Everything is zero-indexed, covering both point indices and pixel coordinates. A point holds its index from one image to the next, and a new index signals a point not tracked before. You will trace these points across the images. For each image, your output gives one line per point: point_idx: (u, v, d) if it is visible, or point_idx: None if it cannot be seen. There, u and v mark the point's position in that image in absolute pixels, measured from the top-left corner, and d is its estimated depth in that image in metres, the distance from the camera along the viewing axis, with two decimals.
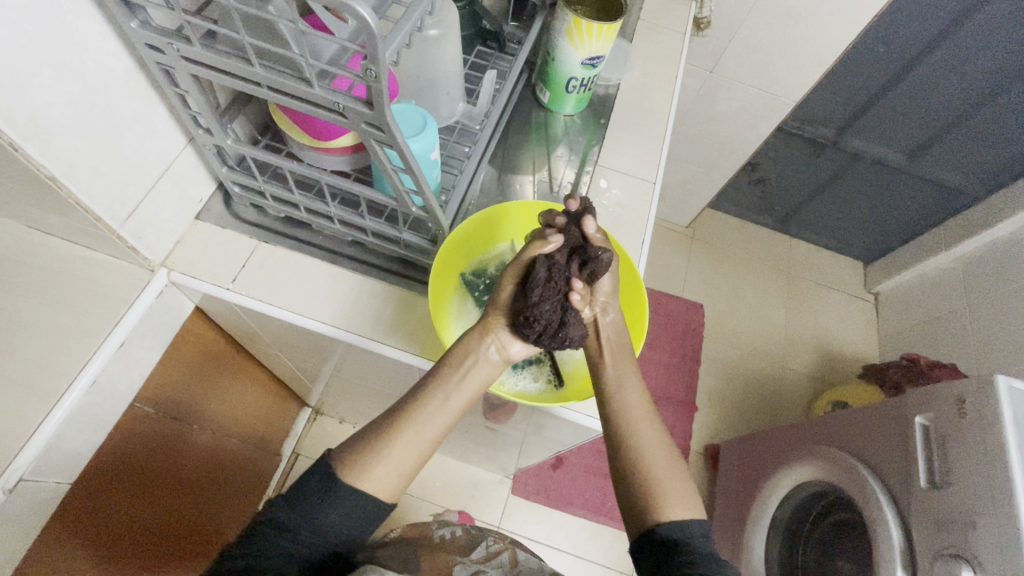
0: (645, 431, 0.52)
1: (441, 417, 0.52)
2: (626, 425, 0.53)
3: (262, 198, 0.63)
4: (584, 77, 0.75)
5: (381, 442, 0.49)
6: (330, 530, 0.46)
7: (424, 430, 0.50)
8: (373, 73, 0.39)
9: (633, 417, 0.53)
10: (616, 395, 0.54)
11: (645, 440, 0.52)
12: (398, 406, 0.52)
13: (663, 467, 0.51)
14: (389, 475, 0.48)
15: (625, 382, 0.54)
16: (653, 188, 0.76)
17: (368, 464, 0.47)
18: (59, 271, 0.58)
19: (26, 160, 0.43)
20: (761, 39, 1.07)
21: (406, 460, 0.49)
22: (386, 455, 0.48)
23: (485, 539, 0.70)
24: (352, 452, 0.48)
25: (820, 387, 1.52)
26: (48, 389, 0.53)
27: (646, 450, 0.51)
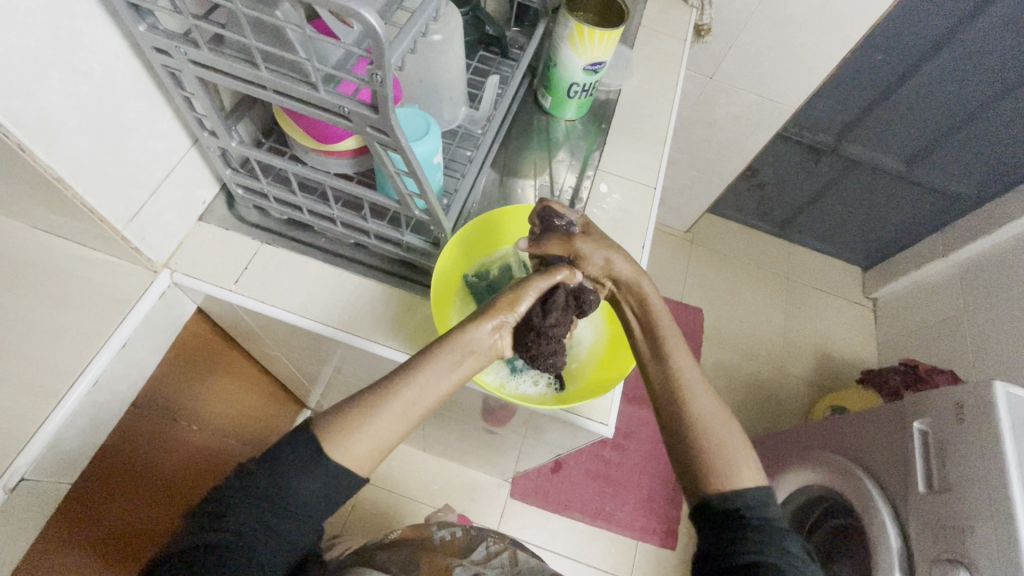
0: (694, 390, 0.49)
1: (426, 398, 0.48)
2: (673, 386, 0.50)
3: (266, 200, 0.63)
4: (585, 82, 0.76)
5: (357, 416, 0.46)
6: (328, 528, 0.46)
7: (407, 409, 0.47)
8: (379, 78, 0.39)
9: (682, 376, 0.50)
10: (659, 358, 0.52)
11: (696, 401, 0.49)
12: (381, 380, 0.48)
13: (719, 426, 0.48)
14: (364, 454, 0.46)
15: (669, 343, 0.52)
16: (653, 193, 0.77)
17: (343, 439, 0.45)
18: (62, 272, 0.58)
19: (32, 162, 0.44)
20: (761, 46, 1.08)
21: (383, 437, 0.46)
22: (362, 431, 0.45)
23: (485, 539, 0.70)
24: (330, 423, 0.45)
25: (819, 391, 1.53)
26: (50, 388, 0.53)
27: (696, 409, 0.48)
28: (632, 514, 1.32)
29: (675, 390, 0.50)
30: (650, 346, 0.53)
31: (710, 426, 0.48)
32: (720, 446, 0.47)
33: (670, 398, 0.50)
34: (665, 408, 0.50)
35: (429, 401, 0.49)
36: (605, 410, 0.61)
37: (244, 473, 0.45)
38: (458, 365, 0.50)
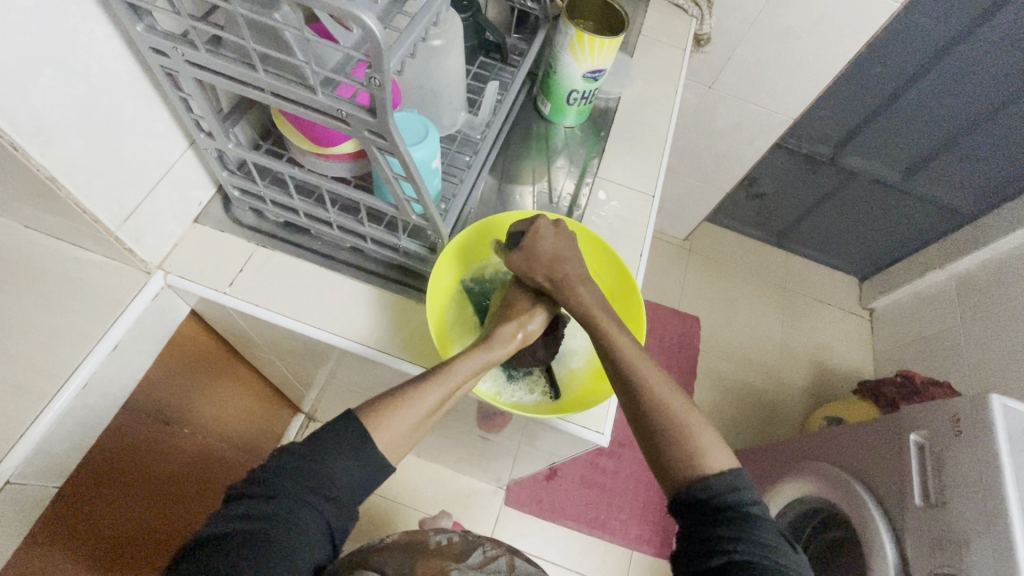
0: (658, 383, 0.49)
1: (457, 395, 0.52)
2: (637, 385, 0.49)
3: (262, 203, 0.63)
4: (585, 90, 0.76)
5: (400, 411, 0.48)
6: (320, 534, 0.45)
7: (434, 407, 0.50)
8: (377, 82, 0.39)
9: (647, 369, 0.49)
10: (620, 360, 0.50)
11: (664, 392, 0.48)
12: (418, 377, 0.51)
13: (691, 415, 0.48)
14: (401, 443, 0.50)
15: (624, 343, 0.51)
16: (651, 201, 0.77)
17: (376, 431, 0.48)
18: (55, 273, 0.57)
19: (25, 160, 0.43)
20: (761, 57, 1.09)
21: (413, 431, 0.50)
22: (396, 425, 0.48)
23: (481, 543, 0.67)
24: (379, 415, 0.48)
25: (815, 402, 1.52)
26: (38, 391, 0.52)
27: (667, 401, 0.48)
28: (626, 523, 1.31)
29: (643, 386, 0.48)
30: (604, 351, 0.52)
31: (684, 418, 0.47)
32: (695, 437, 0.46)
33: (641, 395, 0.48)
34: (636, 408, 0.48)
35: (453, 399, 0.52)
36: (601, 419, 0.61)
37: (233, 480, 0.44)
38: (480, 365, 0.53)
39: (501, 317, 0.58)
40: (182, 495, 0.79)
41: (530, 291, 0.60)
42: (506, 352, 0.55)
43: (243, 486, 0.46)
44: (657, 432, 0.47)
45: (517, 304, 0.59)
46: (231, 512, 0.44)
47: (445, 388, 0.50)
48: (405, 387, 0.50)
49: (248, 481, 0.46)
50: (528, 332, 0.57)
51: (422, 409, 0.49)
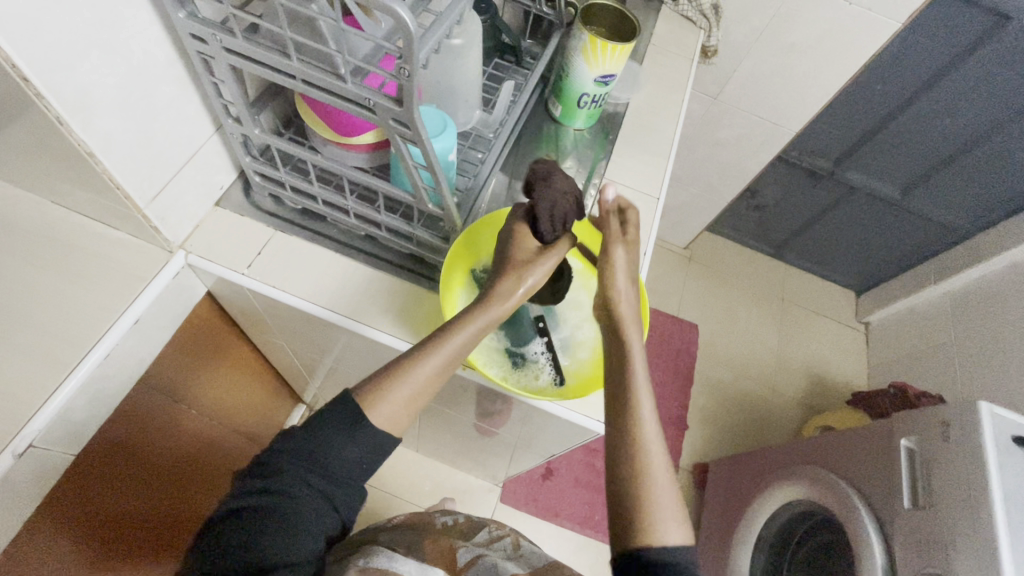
0: (649, 442, 0.48)
1: (452, 361, 0.53)
2: (629, 435, 0.48)
3: (282, 188, 0.65)
4: (596, 93, 0.79)
5: (390, 382, 0.50)
6: (326, 507, 0.47)
7: (431, 377, 0.51)
8: (407, 73, 0.42)
9: (643, 420, 0.49)
10: (622, 404, 0.50)
11: (651, 451, 0.48)
12: (411, 349, 0.53)
13: (662, 484, 0.47)
14: (399, 411, 0.50)
15: (633, 387, 0.51)
16: (656, 204, 0.80)
17: (372, 407, 0.49)
18: (84, 248, 0.60)
19: (68, 134, 0.46)
20: (764, 71, 1.12)
21: (412, 400, 0.51)
22: (390, 394, 0.50)
23: (486, 525, 0.70)
24: (373, 386, 0.50)
25: (809, 412, 1.55)
26: (62, 359, 0.54)
27: (649, 459, 0.48)
28: None
29: (631, 435, 0.48)
30: (611, 389, 0.52)
31: (654, 487, 0.46)
32: (657, 504, 0.46)
33: (626, 444, 0.48)
34: (617, 453, 0.48)
35: (451, 369, 0.53)
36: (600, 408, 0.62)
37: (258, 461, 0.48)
38: (473, 337, 0.54)
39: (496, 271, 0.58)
40: (185, 480, 0.81)
41: (545, 228, 0.59)
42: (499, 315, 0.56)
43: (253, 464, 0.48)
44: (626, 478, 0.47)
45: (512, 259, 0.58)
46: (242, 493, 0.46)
47: (439, 360, 0.52)
48: (399, 362, 0.51)
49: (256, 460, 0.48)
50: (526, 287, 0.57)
51: (417, 380, 0.51)
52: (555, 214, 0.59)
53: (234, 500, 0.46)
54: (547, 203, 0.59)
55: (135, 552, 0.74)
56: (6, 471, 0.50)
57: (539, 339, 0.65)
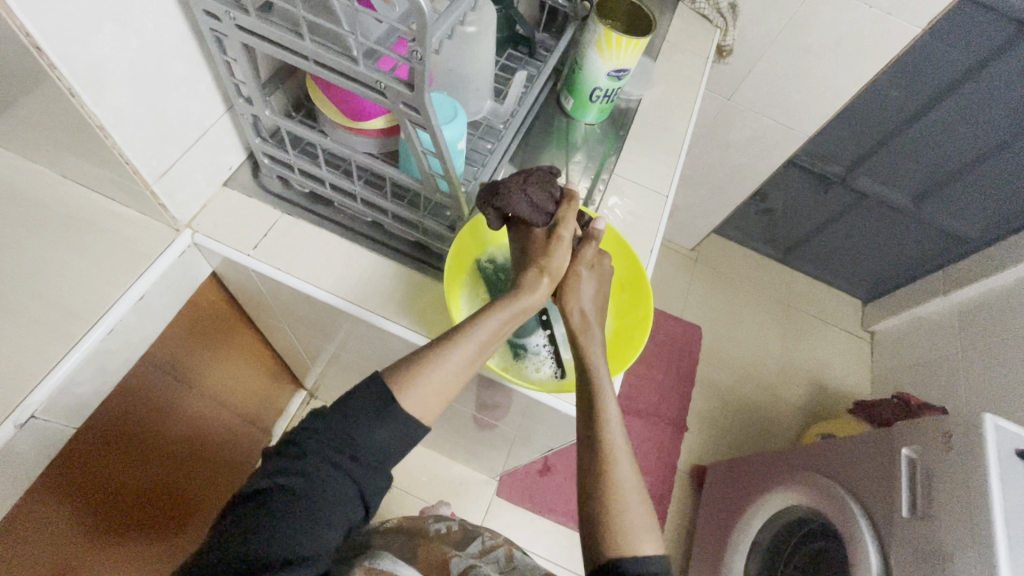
0: (618, 452, 0.49)
1: (487, 347, 0.53)
2: (597, 453, 0.49)
3: (290, 171, 0.65)
4: (608, 88, 0.78)
5: (423, 367, 0.50)
6: (344, 498, 0.46)
7: (465, 363, 0.51)
8: (419, 56, 0.42)
9: (611, 435, 0.50)
10: (590, 422, 0.51)
11: (618, 466, 0.49)
12: (445, 334, 0.52)
13: (631, 498, 0.47)
14: (430, 398, 0.50)
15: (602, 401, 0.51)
16: (664, 202, 0.79)
17: (402, 392, 0.49)
18: (94, 224, 0.61)
19: (80, 107, 0.46)
20: (779, 72, 1.11)
21: (446, 387, 0.50)
22: (423, 380, 0.50)
23: (481, 533, 0.70)
24: (405, 371, 0.50)
25: (809, 419, 1.54)
26: (67, 332, 0.55)
27: (617, 469, 0.48)
28: None
29: (598, 452, 0.49)
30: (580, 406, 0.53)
31: (623, 499, 0.47)
32: (627, 512, 0.47)
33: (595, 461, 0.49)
34: (586, 467, 0.49)
35: (483, 355, 0.53)
36: None
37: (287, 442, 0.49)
38: (506, 327, 0.54)
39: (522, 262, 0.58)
40: (184, 458, 0.82)
41: (531, 212, 0.56)
42: (532, 306, 0.55)
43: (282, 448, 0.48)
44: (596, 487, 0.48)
45: (537, 247, 0.57)
46: (268, 474, 0.47)
47: (474, 346, 0.52)
48: (431, 347, 0.51)
49: (286, 442, 0.49)
50: (554, 271, 0.56)
51: (450, 365, 0.50)
52: (533, 195, 0.56)
53: (262, 480, 0.46)
54: (515, 187, 0.55)
55: (129, 527, 0.74)
56: (7, 441, 0.50)
57: (542, 332, 0.64)
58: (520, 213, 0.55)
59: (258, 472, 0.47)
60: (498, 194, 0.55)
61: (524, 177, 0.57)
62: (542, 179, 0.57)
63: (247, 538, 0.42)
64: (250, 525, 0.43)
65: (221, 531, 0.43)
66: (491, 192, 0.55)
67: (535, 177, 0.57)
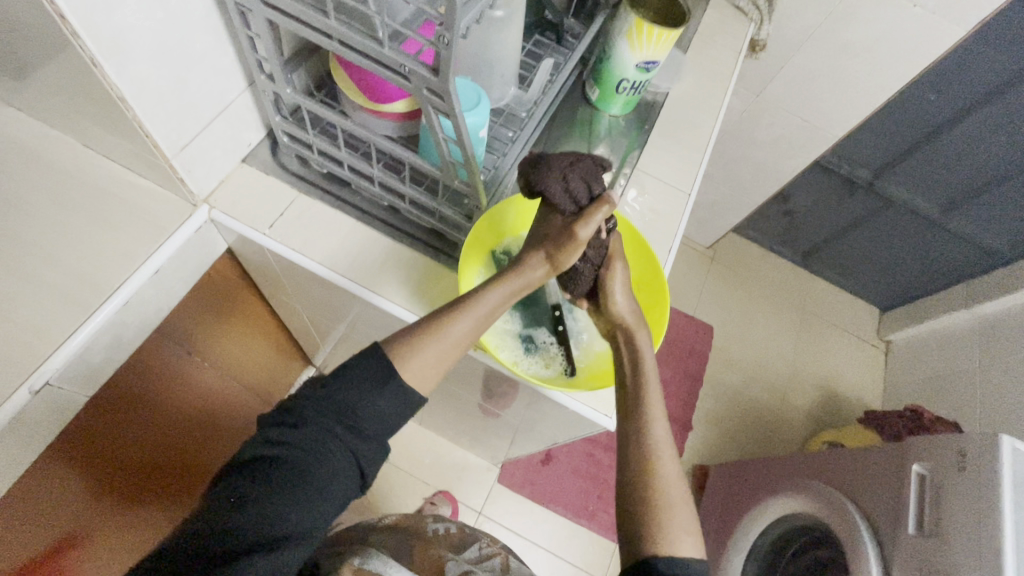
0: (664, 449, 0.49)
1: (486, 321, 0.53)
2: (643, 442, 0.49)
3: (309, 151, 0.64)
4: (636, 80, 0.76)
5: (422, 339, 0.50)
6: (340, 467, 0.46)
7: (464, 337, 0.52)
8: (445, 41, 0.40)
9: (656, 432, 0.49)
10: (637, 417, 0.50)
11: (663, 463, 0.48)
12: (446, 306, 0.53)
13: (675, 491, 0.47)
14: (427, 370, 0.50)
15: (647, 398, 0.51)
16: (686, 200, 0.77)
17: (402, 363, 0.49)
18: (112, 194, 0.61)
19: (103, 78, 0.45)
20: (813, 70, 1.07)
21: (444, 361, 0.51)
22: (422, 352, 0.50)
23: (478, 540, 0.70)
24: (406, 339, 0.50)
25: (817, 425, 1.52)
26: (84, 302, 0.55)
27: (662, 467, 0.48)
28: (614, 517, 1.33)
29: (643, 448, 0.48)
30: (623, 396, 0.52)
31: (668, 498, 0.46)
32: (670, 511, 0.45)
33: (641, 458, 0.48)
34: (629, 462, 0.49)
35: (481, 329, 0.54)
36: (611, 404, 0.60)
37: (282, 410, 0.48)
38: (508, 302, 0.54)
39: (533, 241, 0.57)
40: (195, 424, 0.83)
41: (563, 197, 0.54)
42: (535, 283, 0.56)
43: (277, 414, 0.48)
44: (638, 483, 0.47)
45: (556, 234, 0.55)
46: (261, 442, 0.46)
47: (474, 319, 0.52)
48: (432, 320, 0.51)
49: (278, 410, 0.48)
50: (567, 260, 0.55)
51: (452, 337, 0.51)
52: (570, 182, 0.54)
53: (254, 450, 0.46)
54: (556, 167, 0.54)
55: (138, 495, 0.75)
56: (24, 407, 0.51)
57: (548, 329, 0.63)
58: (552, 193, 0.54)
59: (253, 440, 0.47)
60: (543, 167, 0.54)
61: (572, 161, 0.55)
62: (586, 172, 0.55)
63: (235, 508, 0.41)
64: (240, 495, 0.42)
65: (214, 497, 0.43)
66: (532, 164, 0.55)
67: (582, 164, 0.55)
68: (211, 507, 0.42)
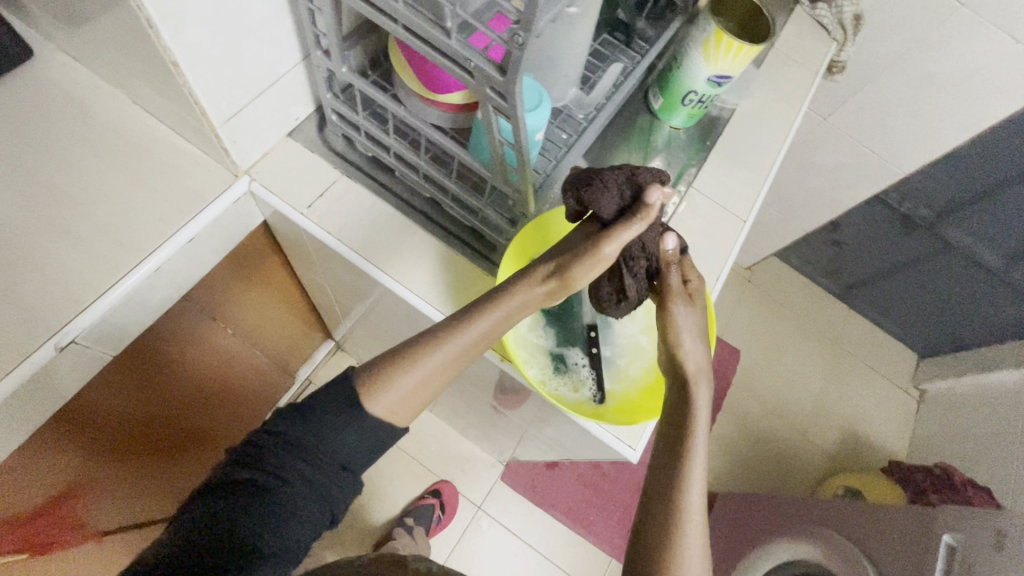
0: (694, 500, 0.45)
1: (464, 355, 0.50)
2: (675, 487, 0.45)
3: (356, 133, 0.62)
4: (704, 93, 0.71)
5: (388, 371, 0.48)
6: (311, 493, 0.46)
7: (434, 373, 0.49)
8: (518, 42, 0.37)
9: (693, 477, 0.45)
10: (672, 459, 0.46)
11: (689, 510, 0.44)
12: (416, 335, 0.50)
13: (692, 544, 0.43)
14: (397, 402, 0.49)
15: (690, 443, 0.47)
16: (740, 226, 0.73)
17: (371, 395, 0.48)
18: (156, 156, 0.60)
19: (156, 40, 0.44)
20: (890, 98, 1.00)
21: (417, 392, 0.49)
22: (388, 387, 0.48)
23: None
24: (374, 373, 0.49)
25: (835, 467, 1.47)
26: (117, 264, 0.54)
27: (688, 517, 0.44)
28: (612, 531, 1.31)
29: (669, 490, 0.45)
30: (667, 432, 0.49)
31: (687, 552, 0.43)
32: (683, 564, 0.42)
33: (666, 500, 0.45)
34: (652, 503, 0.45)
35: (459, 363, 0.50)
36: (636, 434, 0.57)
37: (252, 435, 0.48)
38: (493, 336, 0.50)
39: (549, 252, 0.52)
40: (195, 410, 0.82)
41: (607, 207, 0.49)
42: (535, 303, 0.50)
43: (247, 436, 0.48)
44: (653, 532, 0.44)
45: (576, 246, 0.50)
46: (233, 464, 0.46)
47: (446, 354, 0.48)
48: (406, 347, 0.49)
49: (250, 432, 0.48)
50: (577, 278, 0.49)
51: (426, 370, 0.48)
52: (621, 199, 0.49)
53: (216, 482, 0.45)
54: (610, 183, 0.49)
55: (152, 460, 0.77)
56: (46, 363, 0.50)
57: (582, 350, 0.60)
58: (599, 210, 0.49)
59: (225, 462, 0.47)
60: (589, 182, 0.49)
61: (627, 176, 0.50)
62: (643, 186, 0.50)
63: (205, 533, 0.41)
64: (208, 520, 0.42)
65: (181, 519, 0.43)
66: (585, 176, 0.50)
67: (640, 179, 0.50)
68: (178, 529, 0.42)
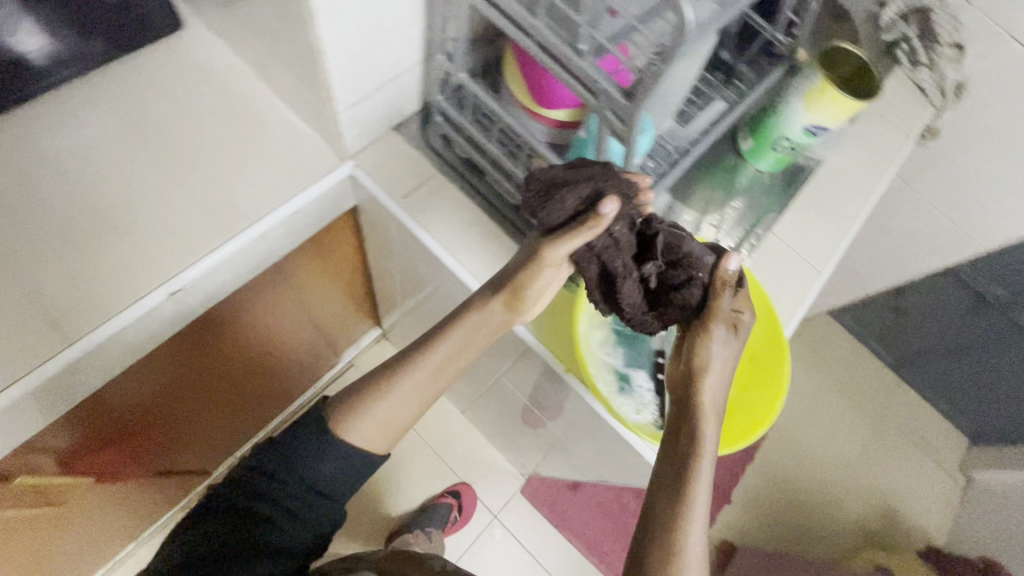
0: (697, 524, 0.42)
1: (433, 375, 0.56)
2: (675, 510, 0.43)
3: (456, 134, 0.64)
4: (798, 141, 0.72)
5: (357, 404, 0.54)
6: (292, 519, 0.51)
7: (396, 400, 0.54)
8: (657, 69, 0.40)
9: (697, 498, 0.43)
10: (673, 487, 0.44)
11: (691, 533, 0.42)
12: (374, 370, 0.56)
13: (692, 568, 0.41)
14: (371, 432, 0.54)
15: (695, 470, 0.44)
16: (816, 277, 0.72)
17: (340, 423, 0.54)
18: (275, 133, 0.65)
19: (311, 29, 0.48)
20: (983, 171, 0.97)
21: (389, 419, 0.54)
22: (356, 423, 0.53)
23: None
24: (339, 408, 0.54)
25: (864, 542, 1.40)
26: (230, 226, 0.59)
27: (687, 540, 0.42)
28: None
29: (672, 510, 0.43)
30: (670, 456, 0.47)
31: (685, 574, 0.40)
32: None
33: (669, 518, 0.43)
34: (653, 523, 0.43)
35: (434, 383, 0.56)
36: None
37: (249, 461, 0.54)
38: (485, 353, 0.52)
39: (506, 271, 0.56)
40: (238, 394, 0.90)
41: (552, 216, 0.50)
42: (495, 319, 0.57)
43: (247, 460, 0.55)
44: (647, 553, 0.42)
45: (534, 253, 0.53)
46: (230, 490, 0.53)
47: (413, 381, 0.55)
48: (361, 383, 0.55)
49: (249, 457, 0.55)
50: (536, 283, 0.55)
51: (393, 398, 0.54)
52: (573, 204, 0.49)
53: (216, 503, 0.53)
54: (563, 192, 0.49)
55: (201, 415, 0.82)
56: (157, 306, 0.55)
57: (648, 375, 0.61)
58: (550, 220, 0.50)
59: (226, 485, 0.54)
60: (546, 196, 0.50)
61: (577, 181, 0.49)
62: (605, 186, 0.48)
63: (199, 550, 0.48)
64: (203, 538, 0.49)
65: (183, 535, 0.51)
66: (544, 189, 0.50)
67: (594, 187, 0.48)
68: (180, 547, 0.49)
